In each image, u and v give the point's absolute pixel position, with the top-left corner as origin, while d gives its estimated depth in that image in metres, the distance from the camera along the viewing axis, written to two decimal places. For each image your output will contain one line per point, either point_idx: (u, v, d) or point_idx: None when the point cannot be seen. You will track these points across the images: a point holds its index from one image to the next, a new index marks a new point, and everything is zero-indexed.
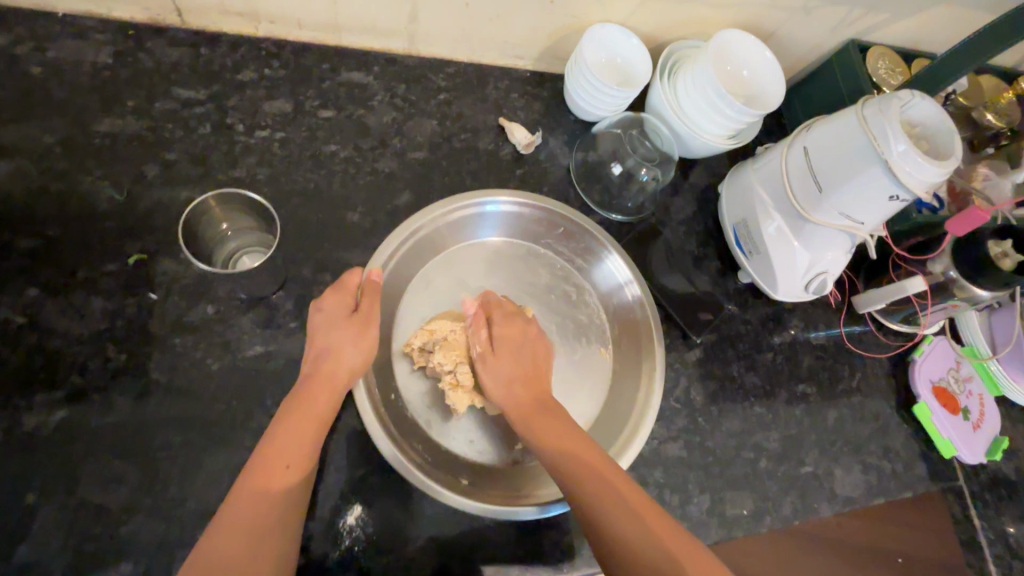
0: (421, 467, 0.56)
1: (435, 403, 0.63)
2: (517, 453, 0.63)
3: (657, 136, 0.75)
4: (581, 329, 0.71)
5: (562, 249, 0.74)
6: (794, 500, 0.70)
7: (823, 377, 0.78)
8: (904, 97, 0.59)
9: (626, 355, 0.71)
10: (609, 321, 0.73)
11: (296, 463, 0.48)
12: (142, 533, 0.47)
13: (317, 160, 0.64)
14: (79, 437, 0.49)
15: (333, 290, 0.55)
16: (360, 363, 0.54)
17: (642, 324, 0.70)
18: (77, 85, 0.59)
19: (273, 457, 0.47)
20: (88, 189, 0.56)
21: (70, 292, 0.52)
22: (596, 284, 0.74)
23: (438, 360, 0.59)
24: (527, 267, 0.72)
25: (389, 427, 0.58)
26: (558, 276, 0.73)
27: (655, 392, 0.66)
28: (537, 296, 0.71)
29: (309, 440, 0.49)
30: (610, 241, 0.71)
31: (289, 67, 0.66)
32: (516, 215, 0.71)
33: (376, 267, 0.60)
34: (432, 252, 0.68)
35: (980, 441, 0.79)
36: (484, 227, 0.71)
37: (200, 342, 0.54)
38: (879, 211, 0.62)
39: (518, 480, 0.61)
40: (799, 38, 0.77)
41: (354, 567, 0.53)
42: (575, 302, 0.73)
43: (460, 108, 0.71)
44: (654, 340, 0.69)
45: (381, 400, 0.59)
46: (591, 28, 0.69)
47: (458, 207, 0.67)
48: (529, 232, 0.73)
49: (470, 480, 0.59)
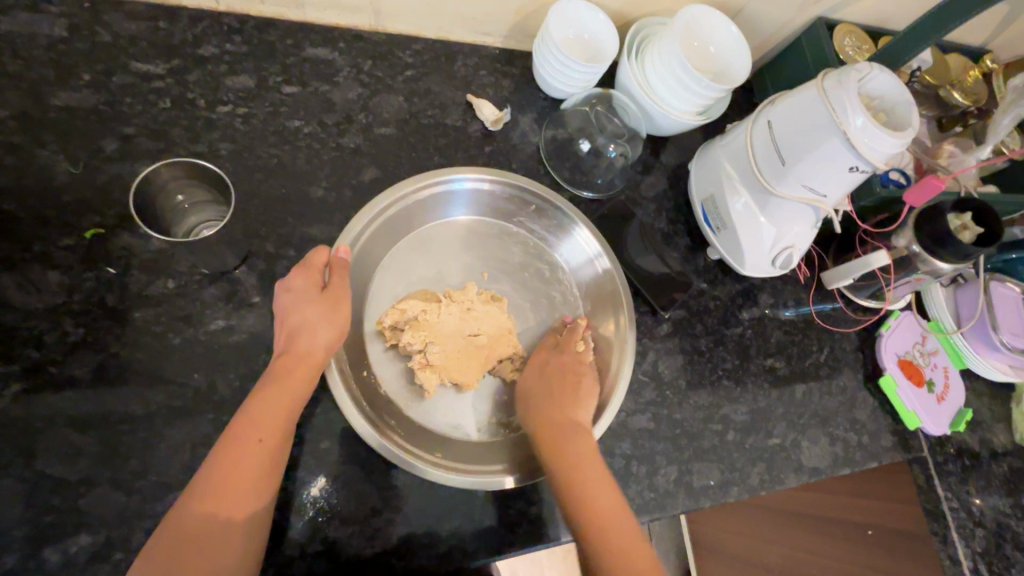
0: (396, 441, 0.57)
1: (408, 382, 0.63)
2: (487, 429, 0.64)
3: (625, 112, 0.76)
4: (554, 306, 0.72)
5: (535, 227, 0.74)
6: (761, 471, 0.71)
7: (791, 351, 0.79)
8: (862, 70, 0.59)
9: (601, 331, 0.72)
10: (583, 299, 0.73)
11: (268, 438, 0.48)
12: (102, 504, 0.47)
13: (281, 136, 0.63)
14: (36, 410, 0.48)
15: (299, 268, 0.55)
16: (336, 338, 0.55)
17: (613, 297, 0.70)
18: (31, 57, 0.58)
19: (244, 431, 0.47)
20: (43, 163, 0.55)
21: (26, 267, 0.52)
22: (568, 262, 0.74)
23: (406, 338, 0.60)
24: (500, 245, 0.72)
25: (359, 402, 0.58)
26: (532, 254, 0.73)
27: (626, 364, 0.66)
28: (510, 273, 0.71)
29: (276, 418, 0.49)
30: (580, 216, 0.70)
31: (252, 43, 0.65)
32: (487, 193, 0.70)
33: (344, 244, 0.59)
34: (401, 236, 0.68)
35: (945, 413, 0.80)
36: (455, 205, 0.71)
37: (161, 316, 0.54)
38: (841, 183, 0.63)
39: (491, 454, 0.62)
40: (767, 15, 0.78)
41: (319, 538, 0.53)
42: (549, 280, 0.73)
43: (428, 85, 0.71)
44: (625, 315, 0.69)
45: (351, 375, 0.59)
46: (557, 3, 0.69)
47: (425, 186, 0.66)
48: (500, 210, 0.73)
49: (443, 454, 0.59)
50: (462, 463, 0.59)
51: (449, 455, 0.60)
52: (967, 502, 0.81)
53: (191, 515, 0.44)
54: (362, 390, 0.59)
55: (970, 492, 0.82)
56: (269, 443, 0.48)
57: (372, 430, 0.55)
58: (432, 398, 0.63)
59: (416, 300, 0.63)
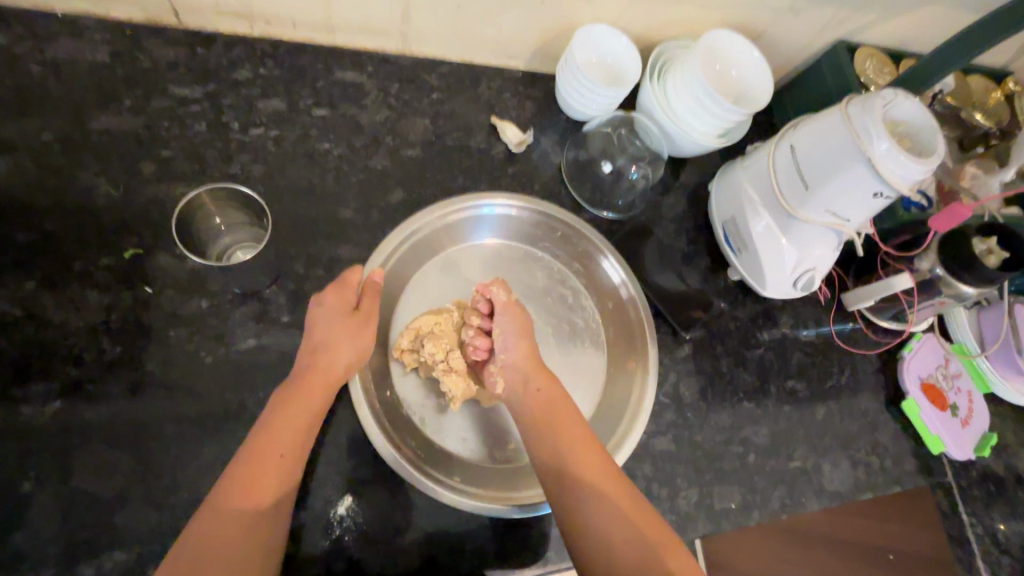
0: (418, 464, 0.58)
1: (432, 397, 0.63)
2: (510, 453, 0.64)
3: (647, 134, 0.77)
4: (576, 331, 0.72)
5: (559, 252, 0.74)
6: (782, 494, 0.71)
7: (812, 373, 0.79)
8: (887, 96, 0.60)
9: (622, 358, 0.72)
10: (605, 325, 0.74)
11: (289, 454, 0.48)
12: (136, 520, 0.48)
13: (310, 157, 0.65)
14: (75, 426, 0.50)
15: (334, 285, 0.55)
16: (357, 357, 0.55)
17: (636, 325, 0.72)
18: (75, 83, 0.60)
19: (265, 445, 0.48)
20: (85, 185, 0.57)
21: (66, 286, 0.54)
22: (590, 286, 0.75)
23: (428, 351, 0.60)
24: (522, 269, 0.73)
25: (385, 425, 0.59)
26: (555, 279, 0.74)
27: (648, 395, 0.68)
28: (534, 297, 0.72)
29: (301, 436, 0.50)
30: (607, 245, 0.72)
31: (284, 67, 0.67)
32: (514, 219, 0.72)
33: (375, 267, 0.62)
34: (430, 255, 0.69)
35: (969, 437, 0.79)
36: (483, 229, 0.72)
37: (194, 335, 0.55)
38: (864, 207, 0.63)
39: (511, 480, 0.62)
40: (788, 38, 0.78)
41: (344, 557, 0.53)
42: (572, 305, 0.73)
43: (453, 108, 0.73)
44: (648, 343, 0.71)
45: (377, 396, 0.60)
46: (580, 28, 0.70)
47: (455, 208, 0.68)
48: (526, 235, 0.74)
49: (465, 478, 0.60)
50: (484, 488, 0.60)
51: (474, 479, 0.60)
52: (991, 528, 0.80)
53: (213, 527, 0.44)
54: (388, 412, 0.60)
55: (995, 519, 0.81)
56: (290, 461, 0.48)
57: (394, 452, 0.57)
58: (454, 417, 0.63)
59: (431, 317, 0.64)
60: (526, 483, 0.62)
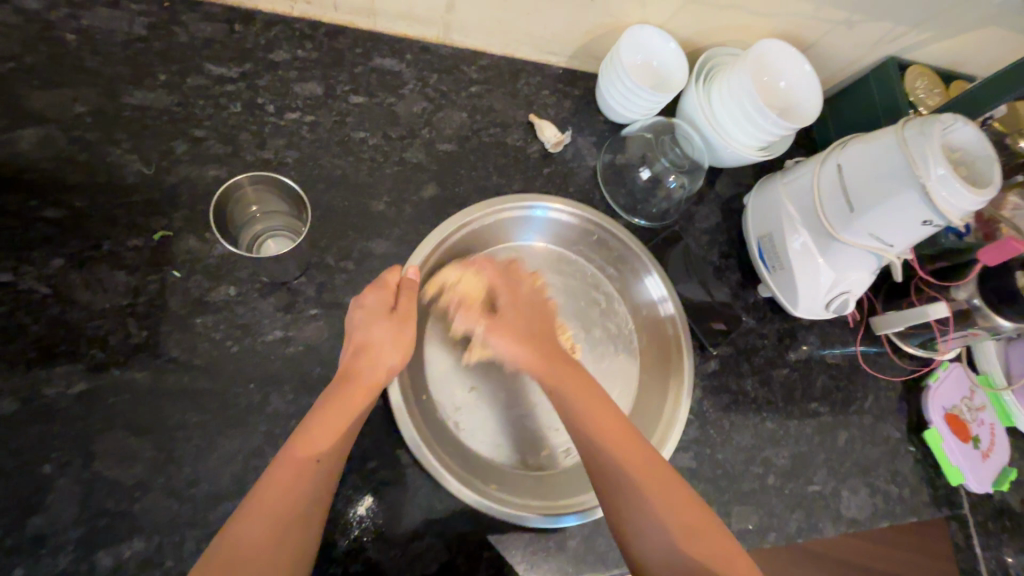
0: (447, 465, 0.57)
1: (464, 406, 0.63)
2: (543, 459, 0.64)
3: (687, 141, 0.74)
4: (610, 337, 0.73)
5: (593, 256, 0.74)
6: (800, 517, 0.70)
7: (836, 396, 0.78)
8: (946, 120, 0.57)
9: (656, 370, 0.71)
10: (637, 331, 0.74)
11: (327, 461, 0.46)
12: (156, 509, 0.48)
13: (345, 146, 0.63)
14: (98, 410, 0.49)
15: (372, 287, 0.54)
16: (399, 363, 0.53)
17: (672, 342, 0.70)
18: (110, 54, 0.58)
19: (304, 453, 0.45)
20: (116, 161, 0.55)
21: (93, 264, 0.52)
22: (626, 294, 0.74)
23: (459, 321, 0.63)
24: (559, 274, 0.73)
25: (421, 423, 0.58)
26: (588, 284, 0.74)
27: (685, 394, 0.66)
28: (570, 299, 0.72)
29: (337, 443, 0.47)
30: (648, 256, 0.70)
31: (322, 50, 0.65)
32: (555, 222, 0.71)
33: (413, 266, 0.60)
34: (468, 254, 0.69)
35: (988, 471, 0.78)
36: (524, 231, 0.72)
37: (221, 323, 0.54)
38: (912, 234, 0.61)
39: (548, 490, 0.61)
40: (838, 53, 0.76)
41: (362, 558, 0.53)
42: (605, 309, 0.74)
43: (491, 102, 0.71)
44: (682, 344, 0.69)
45: (414, 400, 0.59)
46: (628, 29, 0.68)
47: (496, 210, 0.66)
48: (563, 239, 0.73)
49: (505, 488, 0.59)
50: (516, 495, 0.59)
51: (517, 490, 0.60)
52: (1003, 563, 0.79)
53: (241, 545, 0.41)
54: (424, 414, 0.60)
55: (1006, 553, 0.80)
56: (327, 466, 0.46)
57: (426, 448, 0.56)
58: (487, 421, 0.63)
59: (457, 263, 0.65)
60: (565, 493, 0.61)
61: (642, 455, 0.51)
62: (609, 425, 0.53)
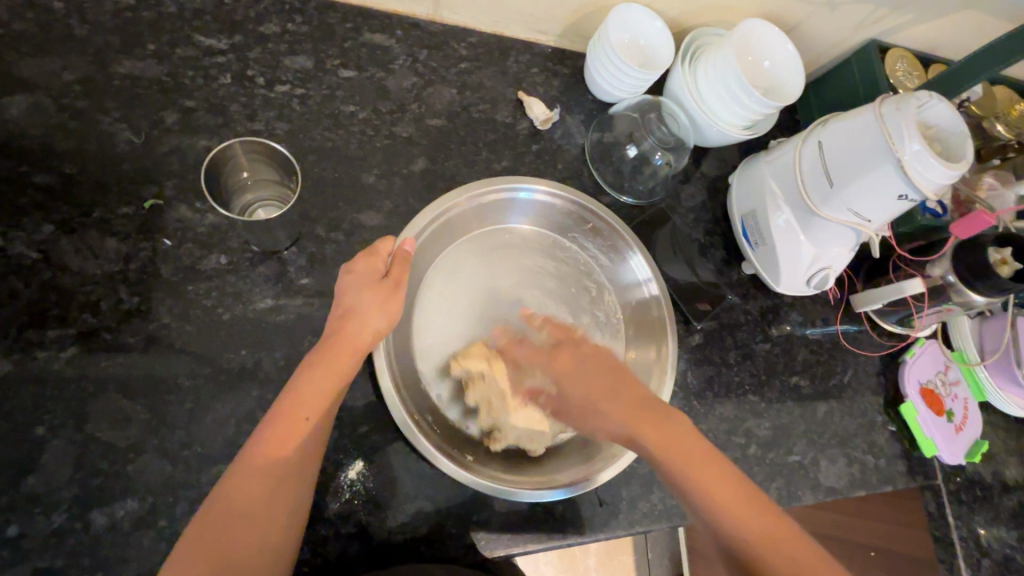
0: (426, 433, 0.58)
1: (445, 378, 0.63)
2: None
3: (674, 120, 0.74)
4: (598, 324, 0.72)
5: (588, 244, 0.74)
6: (780, 485, 0.72)
7: (816, 370, 0.80)
8: (920, 97, 0.59)
9: (641, 356, 0.72)
10: (626, 321, 0.74)
11: (316, 421, 0.47)
12: (150, 470, 0.48)
13: (336, 119, 0.63)
14: (91, 373, 0.49)
15: (364, 254, 0.54)
16: (387, 326, 0.54)
17: (656, 323, 0.71)
18: (99, 23, 0.58)
19: (297, 412, 0.46)
20: (106, 130, 0.56)
21: (84, 230, 0.52)
22: (616, 281, 0.75)
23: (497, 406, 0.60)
24: (551, 260, 0.73)
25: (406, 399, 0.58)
26: (580, 272, 0.74)
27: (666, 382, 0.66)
28: (561, 286, 0.72)
29: (327, 402, 0.48)
30: (636, 240, 0.71)
31: (312, 24, 0.65)
32: (549, 207, 0.71)
33: (408, 237, 0.60)
34: (460, 235, 0.70)
35: (961, 443, 0.80)
36: (517, 213, 0.72)
37: (212, 291, 0.54)
38: (887, 210, 0.63)
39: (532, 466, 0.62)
40: (821, 35, 0.77)
41: (353, 520, 0.54)
42: (595, 297, 0.74)
43: (480, 79, 0.71)
44: (666, 328, 0.69)
45: (399, 371, 0.60)
46: (615, 8, 0.69)
47: (490, 192, 0.67)
48: (557, 224, 0.74)
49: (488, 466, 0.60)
50: (501, 473, 0.59)
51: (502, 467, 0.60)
52: (974, 531, 0.82)
53: (234, 500, 0.42)
54: (405, 379, 0.60)
55: (977, 522, 0.83)
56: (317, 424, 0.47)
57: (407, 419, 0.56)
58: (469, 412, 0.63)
59: (471, 353, 0.62)
60: (548, 467, 0.61)
61: (686, 444, 0.51)
62: (656, 422, 0.52)
